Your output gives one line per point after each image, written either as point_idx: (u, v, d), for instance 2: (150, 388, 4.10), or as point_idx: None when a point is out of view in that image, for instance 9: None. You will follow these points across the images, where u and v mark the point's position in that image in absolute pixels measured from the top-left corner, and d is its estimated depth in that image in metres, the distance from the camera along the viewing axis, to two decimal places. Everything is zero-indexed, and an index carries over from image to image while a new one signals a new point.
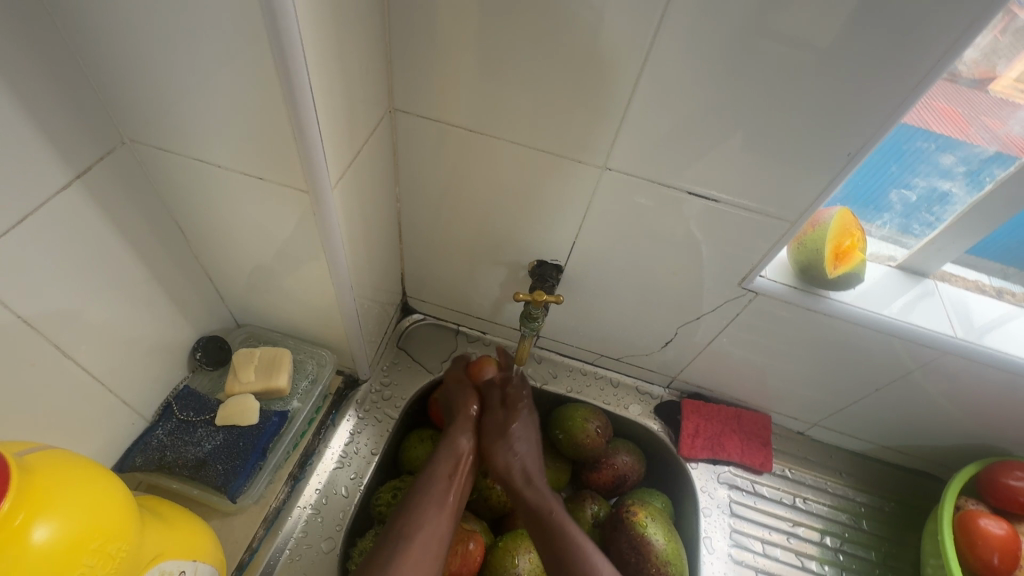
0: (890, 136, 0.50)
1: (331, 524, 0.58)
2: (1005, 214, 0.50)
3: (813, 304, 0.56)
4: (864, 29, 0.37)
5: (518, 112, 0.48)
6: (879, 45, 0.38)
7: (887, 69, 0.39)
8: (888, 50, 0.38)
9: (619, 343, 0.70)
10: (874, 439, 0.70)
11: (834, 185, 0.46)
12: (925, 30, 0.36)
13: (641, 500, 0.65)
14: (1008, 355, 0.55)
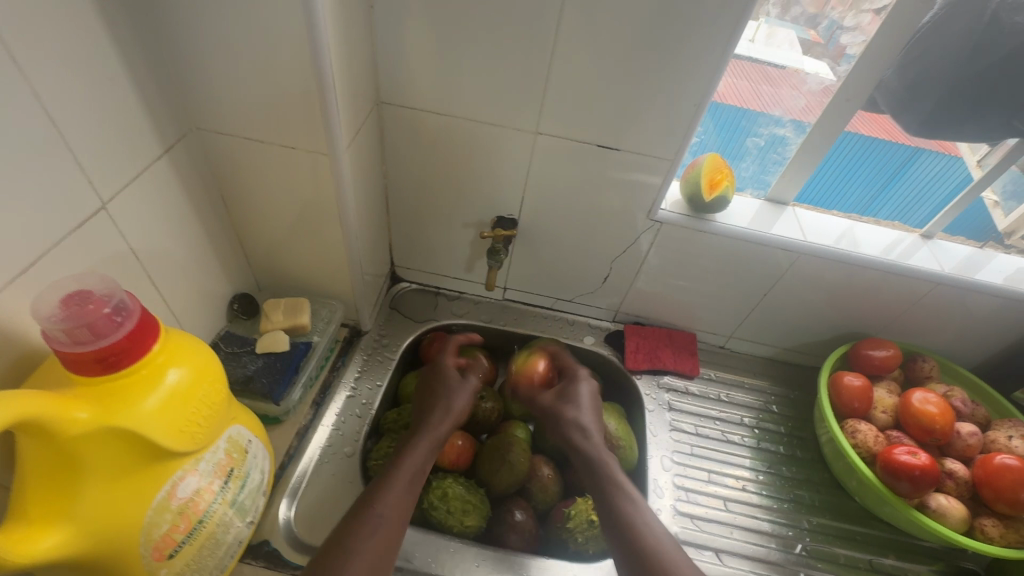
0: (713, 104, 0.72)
1: (351, 435, 0.72)
2: (822, 148, 0.70)
3: (701, 225, 0.74)
4: (706, 23, 0.55)
5: (473, 97, 0.65)
6: (714, 27, 0.55)
7: (723, 42, 0.56)
8: (723, 28, 0.55)
9: (570, 285, 0.88)
10: (775, 342, 0.90)
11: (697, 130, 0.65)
12: (743, 16, 0.54)
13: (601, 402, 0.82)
14: (848, 251, 0.74)
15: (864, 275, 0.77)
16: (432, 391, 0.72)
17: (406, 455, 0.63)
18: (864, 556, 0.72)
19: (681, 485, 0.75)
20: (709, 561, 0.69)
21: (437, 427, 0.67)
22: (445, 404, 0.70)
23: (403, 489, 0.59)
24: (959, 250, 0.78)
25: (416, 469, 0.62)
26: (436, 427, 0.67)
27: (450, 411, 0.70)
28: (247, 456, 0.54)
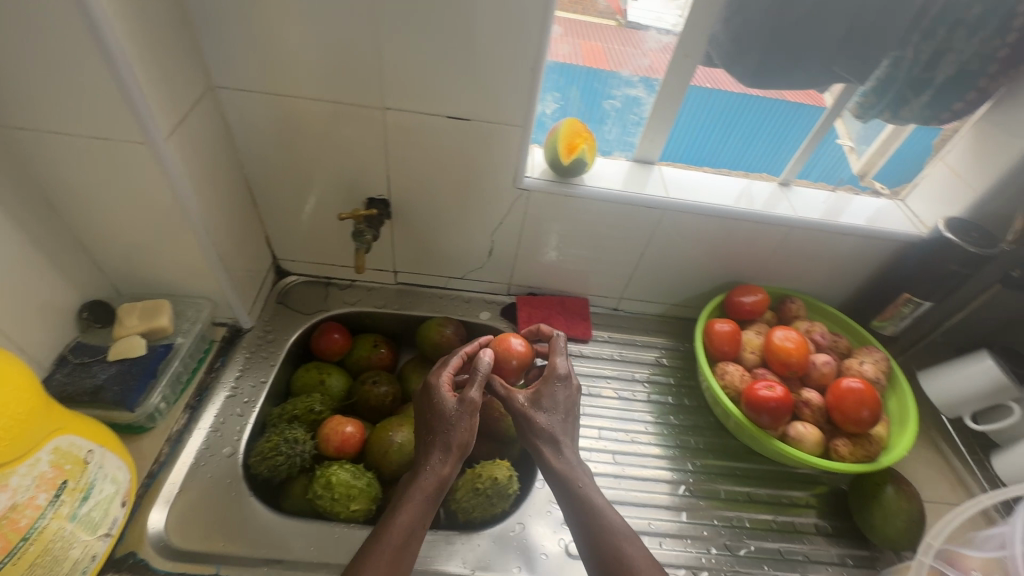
0: (565, 71, 0.73)
1: (231, 435, 0.70)
2: (669, 105, 0.73)
3: (567, 189, 0.75)
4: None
5: (310, 75, 0.63)
6: None
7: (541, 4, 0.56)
8: None
9: (458, 262, 0.88)
10: (662, 299, 0.93)
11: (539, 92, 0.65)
12: None
13: None
14: (709, 203, 0.77)
15: (728, 227, 0.80)
16: (427, 416, 0.62)
17: (399, 513, 0.55)
18: (742, 489, 0.77)
19: None
20: None
21: (427, 475, 0.58)
22: (440, 430, 0.60)
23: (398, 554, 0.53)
24: (815, 194, 0.82)
25: (411, 526, 0.55)
26: (427, 476, 0.58)
27: (446, 435, 0.59)
28: (89, 467, 0.52)
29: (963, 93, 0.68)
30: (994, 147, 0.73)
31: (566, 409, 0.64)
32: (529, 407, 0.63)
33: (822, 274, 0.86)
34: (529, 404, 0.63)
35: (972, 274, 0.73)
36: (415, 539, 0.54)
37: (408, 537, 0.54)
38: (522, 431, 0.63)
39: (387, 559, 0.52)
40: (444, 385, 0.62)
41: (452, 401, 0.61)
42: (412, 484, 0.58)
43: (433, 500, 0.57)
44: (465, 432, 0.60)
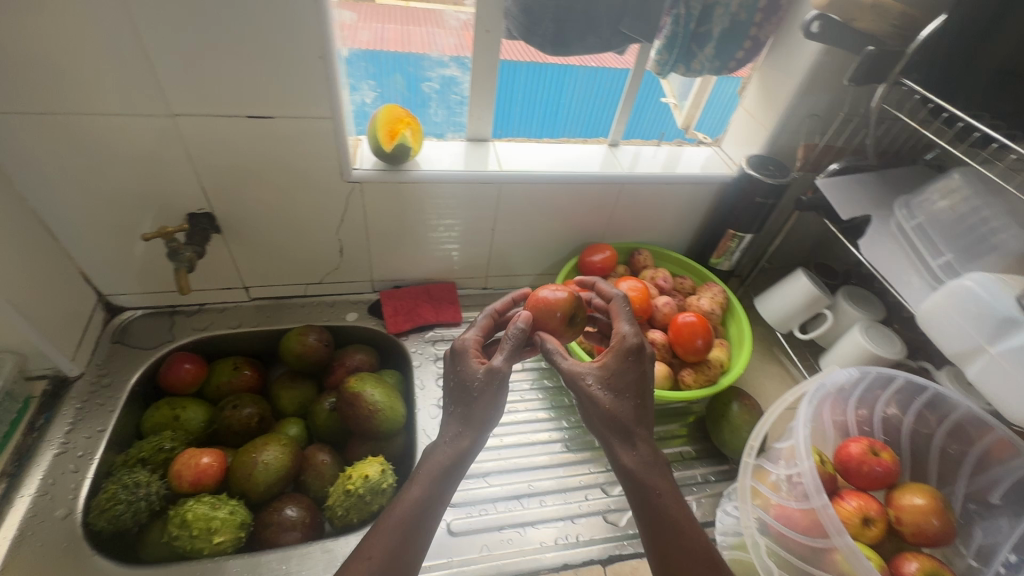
0: (387, 58, 0.73)
1: (64, 495, 0.64)
2: (482, 80, 0.75)
3: (399, 175, 0.74)
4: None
5: (74, 87, 0.57)
6: None
7: None
8: None
9: (310, 267, 0.85)
10: (525, 271, 0.97)
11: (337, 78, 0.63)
12: None
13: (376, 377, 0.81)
14: (541, 171, 0.80)
15: (565, 192, 0.84)
16: (452, 386, 0.55)
17: (405, 496, 0.50)
18: None
19: None
20: (476, 486, 0.72)
21: (436, 454, 0.52)
22: (461, 401, 0.53)
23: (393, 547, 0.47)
24: (637, 150, 0.89)
25: (414, 516, 0.49)
26: (441, 451, 0.52)
27: (468, 404, 0.53)
28: None
29: (739, 43, 0.75)
30: (777, 88, 0.78)
31: (638, 392, 0.54)
32: (582, 379, 0.54)
33: (662, 223, 0.93)
34: (587, 382, 0.54)
35: (776, 203, 0.82)
36: (416, 530, 0.49)
37: (405, 526, 0.49)
38: (584, 410, 0.54)
39: (383, 550, 0.47)
40: (470, 351, 0.56)
41: (480, 370, 0.54)
42: (424, 463, 0.52)
43: (438, 484, 0.51)
44: (484, 408, 0.53)
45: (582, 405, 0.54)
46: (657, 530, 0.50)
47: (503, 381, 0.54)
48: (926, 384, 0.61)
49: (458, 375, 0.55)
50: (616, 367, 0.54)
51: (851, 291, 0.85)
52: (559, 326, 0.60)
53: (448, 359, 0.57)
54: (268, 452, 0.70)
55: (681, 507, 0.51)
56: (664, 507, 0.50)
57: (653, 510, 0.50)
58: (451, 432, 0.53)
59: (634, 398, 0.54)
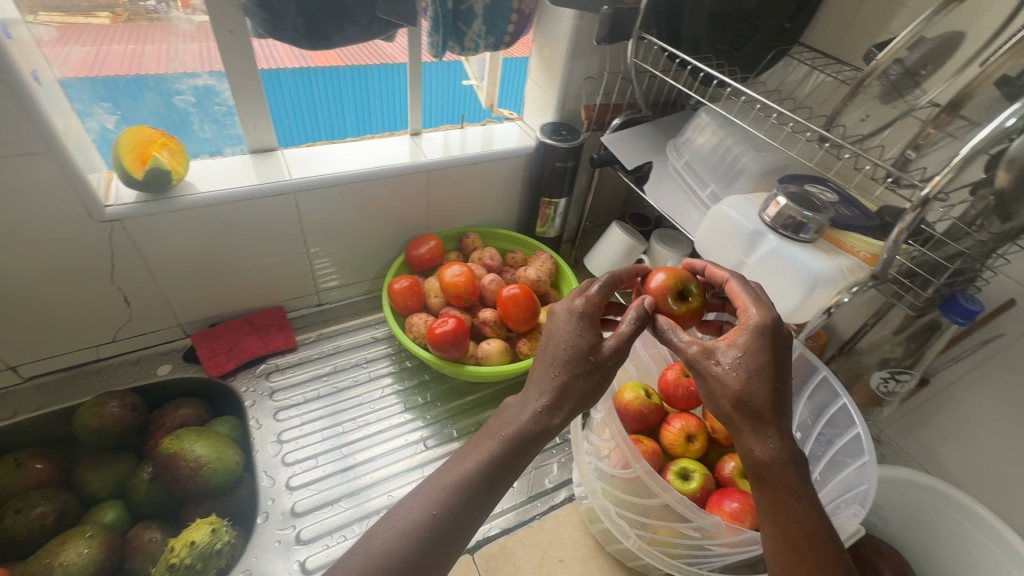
0: (128, 79, 0.65)
1: None
2: (242, 86, 0.69)
3: (166, 204, 0.66)
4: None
5: None
6: None
7: None
8: None
9: (94, 325, 0.74)
10: (358, 277, 0.93)
11: (36, 104, 0.54)
12: None
13: (202, 430, 0.72)
14: (338, 173, 0.76)
15: (373, 190, 0.81)
16: (557, 348, 0.52)
17: (467, 470, 0.47)
18: (472, 420, 0.81)
19: (295, 459, 0.73)
20: (329, 514, 0.68)
21: (514, 414, 0.50)
22: (563, 368, 0.51)
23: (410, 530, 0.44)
24: (441, 135, 0.88)
25: (476, 492, 0.46)
26: (530, 415, 0.49)
27: (570, 368, 0.51)
28: None
29: (507, 18, 0.77)
30: (551, 57, 0.82)
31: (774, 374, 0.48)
32: (708, 360, 0.49)
33: (483, 204, 0.94)
34: (714, 362, 0.49)
35: (577, 164, 0.86)
36: (474, 507, 0.46)
37: (456, 507, 0.45)
38: (709, 391, 0.49)
39: (416, 542, 0.43)
40: (589, 318, 0.53)
41: (599, 345, 0.52)
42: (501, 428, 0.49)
43: (521, 450, 0.48)
44: (586, 384, 0.51)
45: (705, 385, 0.49)
46: (785, 531, 0.44)
47: (618, 359, 0.53)
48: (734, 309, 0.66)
49: (570, 343, 0.52)
50: (752, 343, 0.49)
51: (662, 234, 0.92)
52: (672, 306, 0.61)
53: (557, 322, 0.54)
54: (65, 556, 0.60)
55: (809, 506, 0.44)
56: (795, 507, 0.44)
57: (779, 508, 0.45)
58: (552, 401, 0.50)
59: (769, 382, 0.47)
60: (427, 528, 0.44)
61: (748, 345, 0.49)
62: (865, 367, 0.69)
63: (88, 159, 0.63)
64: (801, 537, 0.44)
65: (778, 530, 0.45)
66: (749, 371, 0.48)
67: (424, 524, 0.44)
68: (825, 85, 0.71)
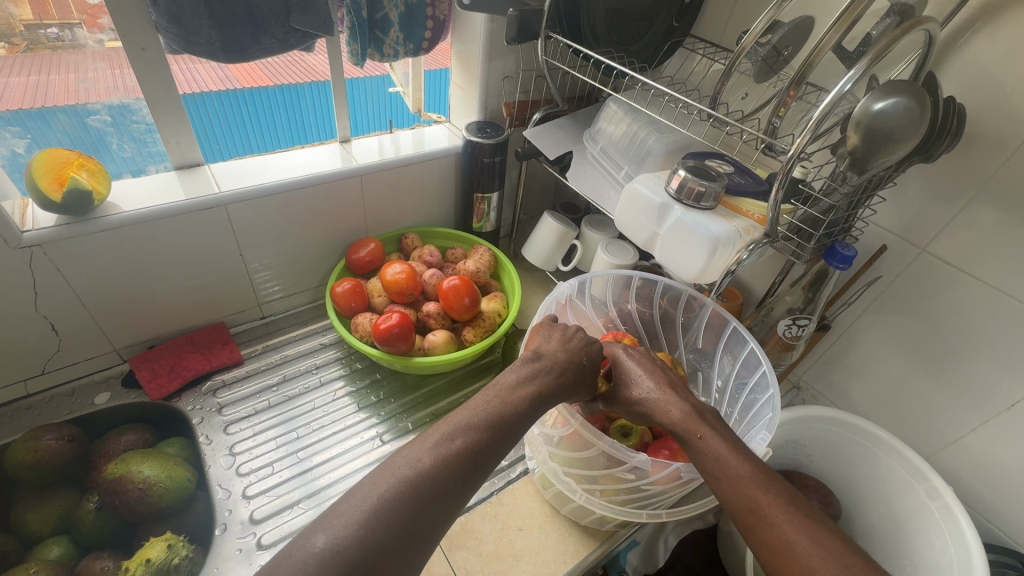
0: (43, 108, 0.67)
1: None
2: (160, 102, 0.69)
3: (89, 225, 0.65)
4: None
5: None
6: None
7: None
8: None
9: (21, 358, 0.71)
10: (301, 286, 0.94)
11: None
12: None
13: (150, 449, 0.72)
14: (269, 182, 0.77)
15: (308, 198, 0.82)
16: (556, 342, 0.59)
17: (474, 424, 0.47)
18: (427, 411, 0.83)
19: (249, 469, 0.72)
20: (289, 517, 0.68)
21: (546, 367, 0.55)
22: (559, 352, 0.57)
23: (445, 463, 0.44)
24: (371, 141, 0.90)
25: (501, 436, 0.48)
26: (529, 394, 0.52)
27: (573, 357, 0.57)
28: None
29: (422, 24, 0.81)
30: (469, 59, 0.87)
31: (652, 371, 0.59)
32: (619, 385, 0.59)
33: (420, 205, 0.97)
34: (625, 385, 0.58)
35: (505, 159, 0.91)
36: (496, 450, 0.47)
37: (482, 446, 0.47)
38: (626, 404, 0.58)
39: (448, 477, 0.44)
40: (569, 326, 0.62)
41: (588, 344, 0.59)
42: (528, 381, 0.53)
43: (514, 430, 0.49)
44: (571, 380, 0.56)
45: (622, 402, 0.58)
46: (710, 475, 0.49)
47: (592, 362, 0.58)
48: (656, 279, 0.73)
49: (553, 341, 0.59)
50: (646, 362, 0.60)
51: (591, 219, 0.98)
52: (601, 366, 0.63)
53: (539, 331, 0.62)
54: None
55: (709, 440, 0.50)
56: (712, 457, 0.49)
57: (701, 462, 0.50)
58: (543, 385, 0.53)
59: (665, 383, 0.57)
60: (462, 464, 0.45)
61: (647, 366, 0.59)
62: (774, 319, 0.77)
63: (1, 185, 0.62)
64: (726, 476, 0.48)
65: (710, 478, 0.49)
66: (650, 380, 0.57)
67: (458, 460, 0.45)
68: (715, 71, 0.79)
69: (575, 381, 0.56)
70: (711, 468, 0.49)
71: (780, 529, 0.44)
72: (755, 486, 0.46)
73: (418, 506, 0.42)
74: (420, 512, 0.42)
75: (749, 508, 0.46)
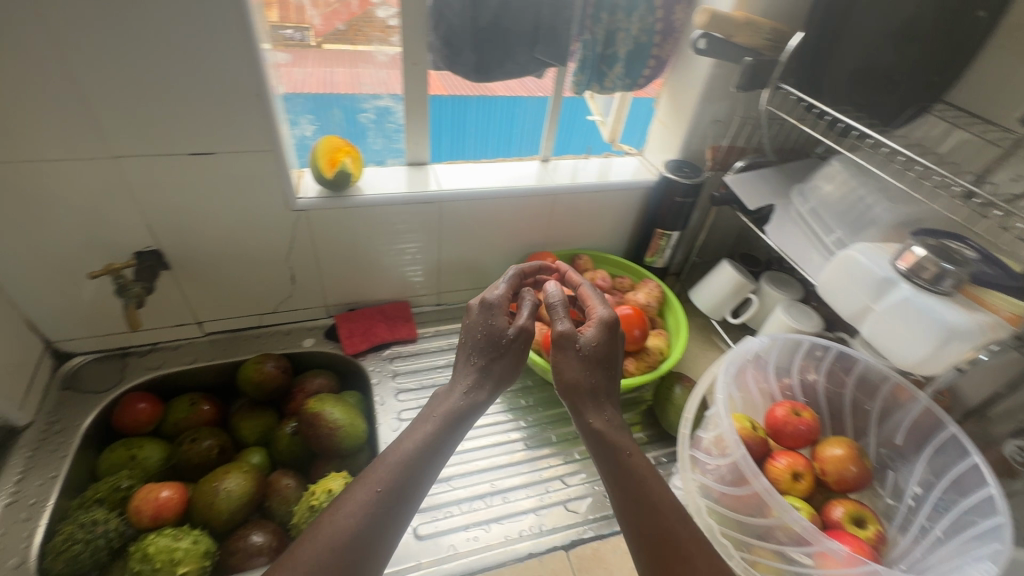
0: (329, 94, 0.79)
1: (18, 543, 0.64)
2: (415, 109, 0.81)
3: (342, 202, 0.79)
4: (210, 11, 0.57)
5: (12, 136, 0.59)
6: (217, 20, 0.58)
7: (231, 33, 0.59)
8: (217, 21, 0.58)
9: (265, 297, 0.88)
10: (476, 284, 1.02)
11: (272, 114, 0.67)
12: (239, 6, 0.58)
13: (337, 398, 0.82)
14: (480, 189, 0.86)
15: (505, 206, 0.90)
16: (474, 339, 0.60)
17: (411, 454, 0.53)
18: (571, 429, 0.85)
19: None
20: (439, 491, 0.74)
21: (445, 398, 0.58)
22: (471, 352, 0.60)
23: (372, 500, 0.50)
24: (569, 164, 0.96)
25: (428, 456, 0.53)
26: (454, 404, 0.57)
27: (478, 352, 0.60)
28: None
29: (644, 62, 0.85)
30: (683, 100, 0.88)
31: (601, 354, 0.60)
32: (569, 342, 0.59)
33: (598, 229, 1.00)
34: (579, 346, 0.59)
35: (695, 201, 0.91)
36: (427, 468, 0.53)
37: (411, 467, 0.52)
38: (558, 370, 0.59)
39: (386, 494, 0.50)
40: (501, 307, 0.62)
41: (510, 329, 0.60)
42: (441, 407, 0.57)
43: (448, 436, 0.55)
44: (508, 362, 0.61)
45: (554, 363, 0.59)
46: (639, 500, 0.52)
47: (525, 339, 0.61)
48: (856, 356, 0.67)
49: (478, 327, 0.61)
50: (598, 334, 0.61)
51: (773, 276, 0.93)
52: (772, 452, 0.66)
53: (478, 311, 0.62)
54: (232, 481, 0.71)
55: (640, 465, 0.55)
56: (642, 484, 0.53)
57: (628, 487, 0.53)
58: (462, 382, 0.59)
59: (594, 360, 0.59)
60: (396, 484, 0.51)
61: (601, 330, 0.61)
62: None
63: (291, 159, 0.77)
64: (652, 504, 0.52)
65: (634, 504, 0.52)
66: (592, 352, 0.60)
67: None
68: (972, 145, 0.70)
69: (503, 367, 0.60)
70: (639, 495, 0.52)
71: (698, 560, 0.49)
72: (673, 521, 0.51)
73: (370, 520, 0.49)
74: (375, 521, 0.49)
75: (666, 541, 0.50)
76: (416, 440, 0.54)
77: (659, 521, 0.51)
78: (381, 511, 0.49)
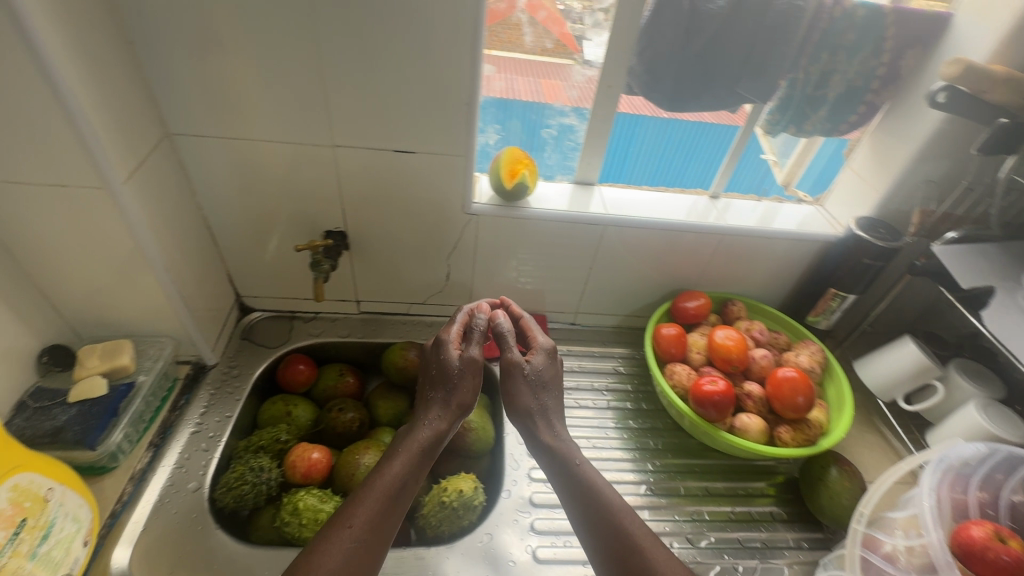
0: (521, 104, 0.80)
1: (195, 470, 0.72)
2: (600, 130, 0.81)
3: (513, 212, 0.81)
4: (447, 24, 0.61)
5: (260, 119, 0.68)
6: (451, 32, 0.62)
7: (460, 45, 0.63)
8: (449, 33, 0.62)
9: (419, 288, 0.92)
10: (616, 310, 1.00)
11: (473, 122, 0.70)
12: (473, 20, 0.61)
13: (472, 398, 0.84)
14: (647, 218, 0.84)
15: (668, 239, 0.87)
16: (439, 367, 0.66)
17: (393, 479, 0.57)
18: (700, 485, 0.80)
19: None
20: (561, 517, 0.73)
21: (419, 430, 0.61)
22: (432, 381, 0.66)
23: (365, 528, 0.52)
24: (742, 204, 0.90)
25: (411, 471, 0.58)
26: (425, 432, 0.61)
27: (441, 378, 0.65)
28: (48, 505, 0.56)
29: (855, 107, 0.77)
30: (893, 154, 0.79)
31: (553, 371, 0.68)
32: (519, 365, 0.66)
33: (759, 277, 0.93)
34: (525, 367, 0.66)
35: (886, 266, 0.81)
36: (408, 486, 0.58)
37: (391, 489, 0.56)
38: (511, 391, 0.66)
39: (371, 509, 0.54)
40: (451, 339, 0.67)
41: (457, 359, 0.65)
42: (409, 434, 0.62)
43: (419, 462, 0.59)
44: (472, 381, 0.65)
45: (507, 386, 0.66)
46: (604, 515, 0.56)
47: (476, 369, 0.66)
48: None
49: (433, 361, 0.67)
50: (540, 355, 0.68)
51: (969, 366, 0.80)
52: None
53: (434, 347, 0.68)
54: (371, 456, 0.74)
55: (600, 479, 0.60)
56: (605, 498, 0.58)
57: (591, 503, 0.57)
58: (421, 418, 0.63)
59: (542, 375, 0.66)
60: (382, 500, 0.55)
61: (540, 353, 0.68)
62: None
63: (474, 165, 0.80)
64: (614, 518, 0.56)
65: (599, 520, 0.56)
66: (538, 373, 0.66)
67: None
68: None
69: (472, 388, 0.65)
70: (604, 511, 0.57)
71: (651, 553, 0.53)
72: (638, 536, 0.54)
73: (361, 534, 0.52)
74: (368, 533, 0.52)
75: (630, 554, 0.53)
76: (394, 465, 0.58)
77: (624, 534, 0.54)
78: (377, 522, 0.53)
